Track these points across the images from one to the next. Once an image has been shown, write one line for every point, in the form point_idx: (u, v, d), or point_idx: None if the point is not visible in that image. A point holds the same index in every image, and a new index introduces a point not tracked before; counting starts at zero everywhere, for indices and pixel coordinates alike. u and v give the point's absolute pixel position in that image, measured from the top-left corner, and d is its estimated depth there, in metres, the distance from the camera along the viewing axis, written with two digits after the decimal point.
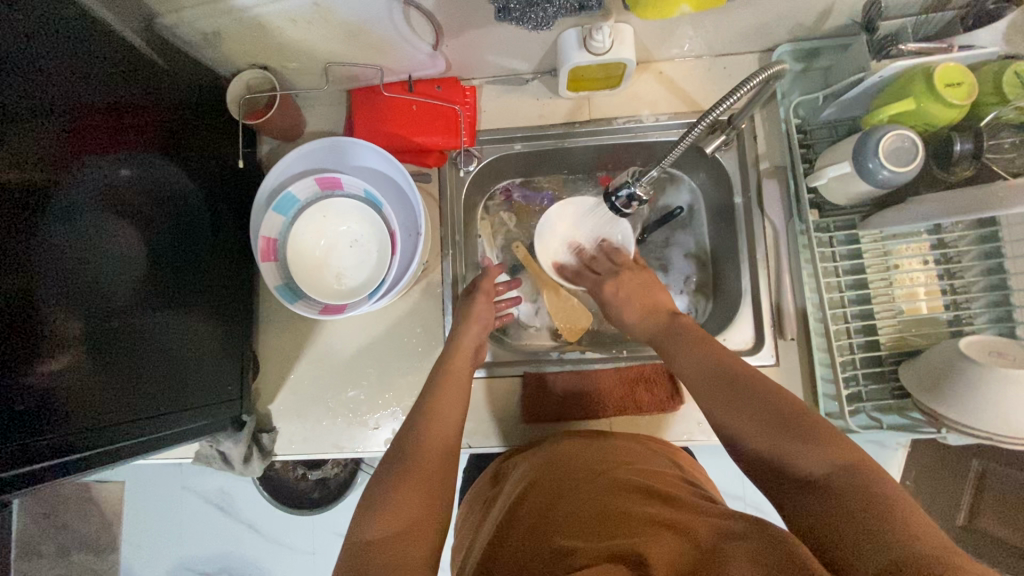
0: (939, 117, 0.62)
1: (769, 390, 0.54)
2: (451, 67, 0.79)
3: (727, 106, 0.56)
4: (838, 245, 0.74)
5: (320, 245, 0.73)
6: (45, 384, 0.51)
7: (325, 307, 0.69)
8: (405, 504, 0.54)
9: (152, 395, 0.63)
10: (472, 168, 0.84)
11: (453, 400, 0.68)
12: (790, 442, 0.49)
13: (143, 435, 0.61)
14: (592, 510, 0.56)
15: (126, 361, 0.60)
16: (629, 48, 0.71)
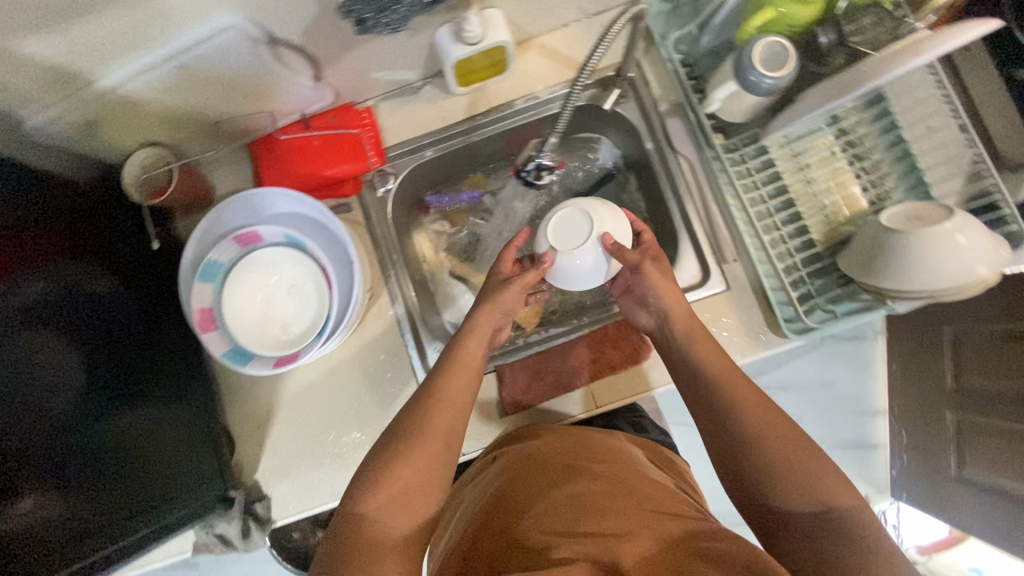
0: (798, 16, 0.65)
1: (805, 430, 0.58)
2: (340, 94, 0.79)
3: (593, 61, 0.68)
4: (750, 160, 0.76)
5: (258, 301, 0.71)
6: None
7: (278, 359, 0.68)
8: (377, 498, 0.58)
9: (99, 511, 0.61)
10: (391, 186, 0.85)
11: (458, 398, 0.65)
12: (831, 491, 0.53)
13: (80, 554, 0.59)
14: (564, 510, 0.60)
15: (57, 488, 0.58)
16: (503, 30, 0.72)
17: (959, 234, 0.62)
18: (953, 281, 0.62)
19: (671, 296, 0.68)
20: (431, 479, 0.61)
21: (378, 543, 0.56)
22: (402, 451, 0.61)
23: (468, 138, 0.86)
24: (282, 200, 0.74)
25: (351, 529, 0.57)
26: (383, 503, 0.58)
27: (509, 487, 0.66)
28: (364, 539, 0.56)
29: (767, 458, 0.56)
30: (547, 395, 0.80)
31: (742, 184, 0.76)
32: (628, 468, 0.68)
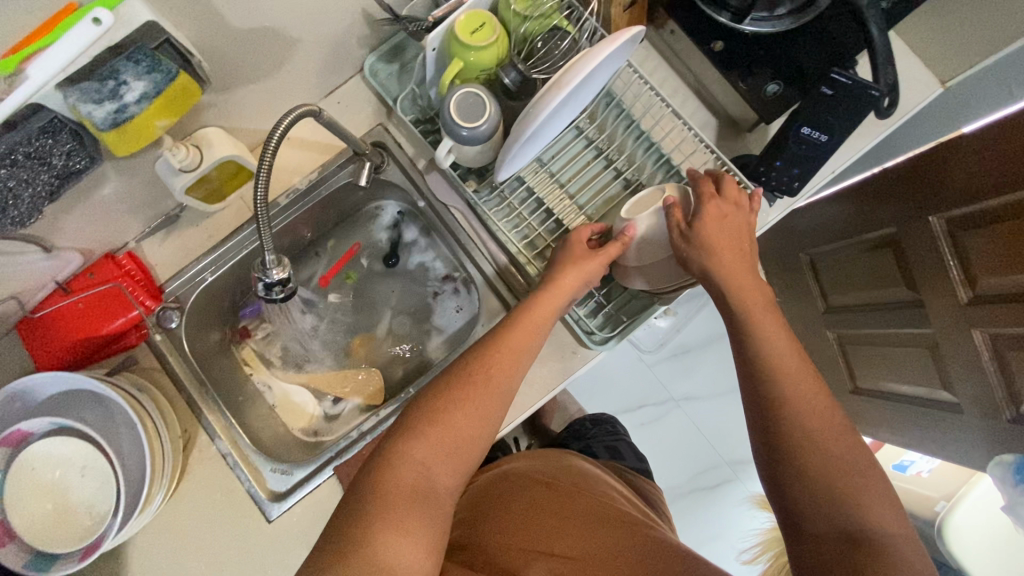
0: (488, 61, 0.66)
1: (826, 400, 0.58)
2: (90, 250, 0.76)
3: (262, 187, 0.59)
4: (509, 195, 0.78)
5: (47, 496, 0.67)
6: None
7: (82, 551, 0.64)
8: (422, 450, 0.57)
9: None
10: (181, 319, 0.82)
11: (491, 405, 0.61)
12: (841, 461, 0.55)
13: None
14: (563, 531, 0.68)
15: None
16: (224, 145, 0.71)
17: None
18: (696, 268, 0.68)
19: (724, 249, 0.62)
20: (471, 455, 0.60)
21: (411, 481, 0.55)
22: (463, 393, 0.60)
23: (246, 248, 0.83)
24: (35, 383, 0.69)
25: (391, 481, 0.55)
26: (429, 448, 0.57)
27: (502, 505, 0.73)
28: (402, 483, 0.55)
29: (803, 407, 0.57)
30: None
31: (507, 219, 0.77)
32: (603, 493, 0.78)
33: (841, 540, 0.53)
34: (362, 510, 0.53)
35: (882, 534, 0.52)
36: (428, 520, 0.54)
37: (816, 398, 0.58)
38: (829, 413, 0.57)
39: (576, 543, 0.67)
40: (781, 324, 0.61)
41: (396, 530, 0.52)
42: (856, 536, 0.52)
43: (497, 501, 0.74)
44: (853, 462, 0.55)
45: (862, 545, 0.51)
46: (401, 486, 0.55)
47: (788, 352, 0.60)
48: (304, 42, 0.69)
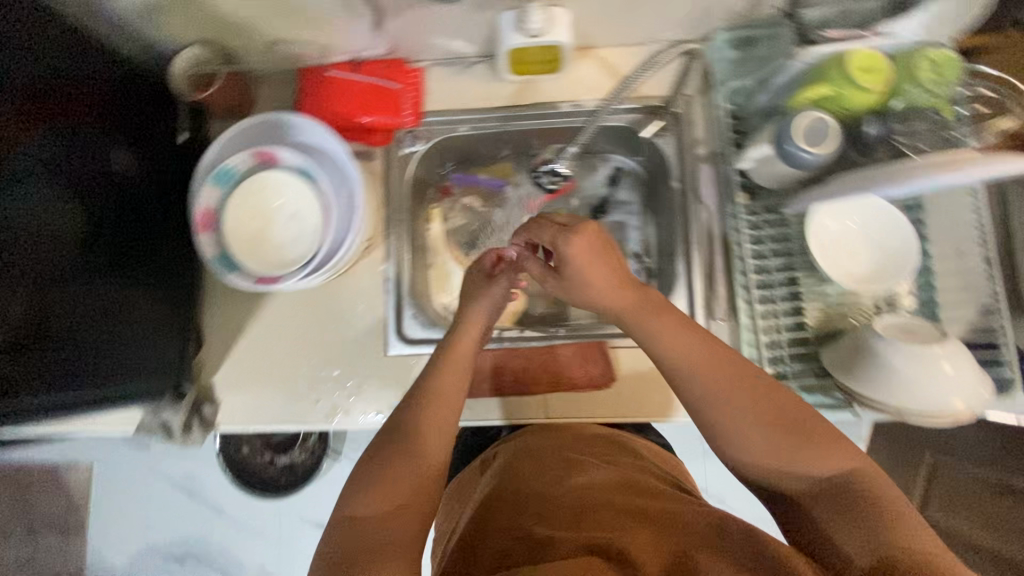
0: (855, 102, 0.65)
1: (765, 390, 0.56)
2: (396, 48, 0.81)
3: (624, 90, 0.75)
4: (767, 228, 0.75)
5: (257, 217, 0.74)
6: None
7: (259, 278, 0.70)
8: (396, 451, 0.60)
9: (83, 357, 0.63)
10: (418, 149, 0.86)
11: (442, 414, 0.64)
12: (799, 458, 0.54)
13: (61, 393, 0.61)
14: (565, 513, 0.59)
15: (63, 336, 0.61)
16: (565, 31, 0.73)
17: (945, 361, 0.61)
18: (926, 405, 0.62)
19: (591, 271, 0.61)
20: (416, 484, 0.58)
21: (374, 542, 0.52)
22: (375, 460, 0.60)
23: (504, 126, 0.85)
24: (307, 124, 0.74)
25: (358, 524, 0.54)
26: (365, 504, 0.55)
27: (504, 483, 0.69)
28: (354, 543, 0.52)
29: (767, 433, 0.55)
30: (502, 391, 0.79)
31: (750, 248, 0.75)
32: (612, 456, 0.72)
33: (840, 513, 0.50)
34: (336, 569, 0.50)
35: (868, 481, 0.52)
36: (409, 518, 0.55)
37: (773, 416, 0.55)
38: (799, 436, 0.54)
39: (586, 511, 0.59)
40: (707, 345, 0.59)
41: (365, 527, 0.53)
42: (846, 513, 0.50)
43: (494, 496, 0.67)
44: (838, 478, 0.52)
45: (875, 507, 0.49)
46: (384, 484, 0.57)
47: (673, 361, 0.59)
48: None
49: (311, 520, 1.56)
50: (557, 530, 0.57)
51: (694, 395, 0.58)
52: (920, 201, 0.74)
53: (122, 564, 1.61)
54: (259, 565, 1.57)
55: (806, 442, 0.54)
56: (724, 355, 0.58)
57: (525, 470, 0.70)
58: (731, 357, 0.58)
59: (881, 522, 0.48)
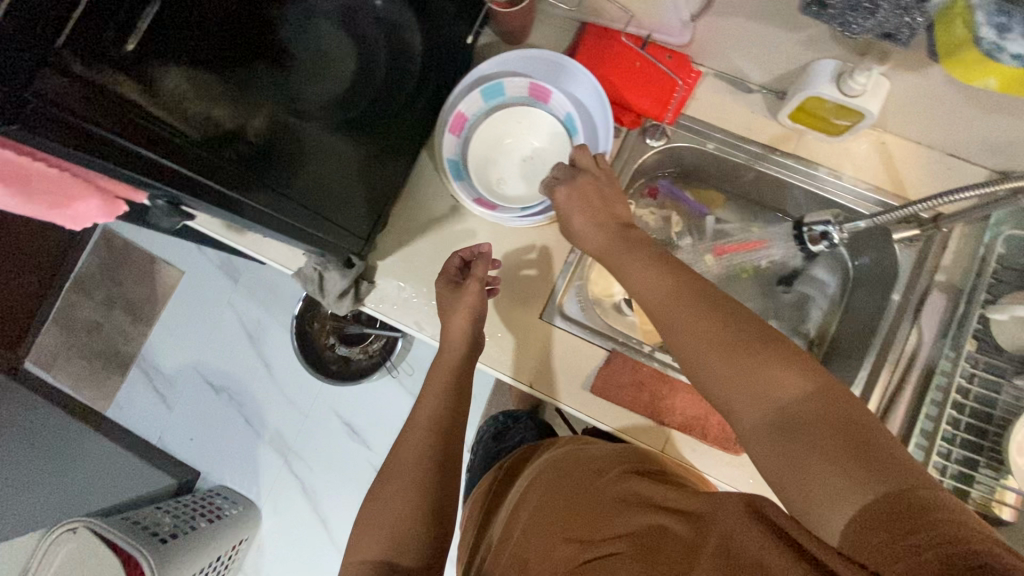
0: None
1: (735, 360, 0.50)
2: (692, 45, 0.79)
3: (951, 199, 0.63)
4: (977, 384, 0.70)
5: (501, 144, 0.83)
6: (234, 129, 0.55)
7: (480, 199, 0.80)
8: (400, 476, 0.66)
9: (303, 180, 0.65)
10: (656, 145, 0.84)
11: (439, 417, 0.70)
12: (757, 376, 0.48)
13: (289, 208, 0.62)
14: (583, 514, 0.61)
15: (294, 144, 0.63)
16: (877, 103, 0.68)
17: None
18: None
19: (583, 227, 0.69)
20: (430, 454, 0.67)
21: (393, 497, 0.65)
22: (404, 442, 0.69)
23: (750, 162, 0.82)
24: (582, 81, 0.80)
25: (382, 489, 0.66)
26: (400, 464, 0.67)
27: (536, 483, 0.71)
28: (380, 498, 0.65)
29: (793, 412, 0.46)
30: (631, 406, 0.78)
31: (952, 396, 0.70)
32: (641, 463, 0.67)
33: (843, 451, 0.42)
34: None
35: (848, 404, 0.45)
36: (414, 534, 0.63)
37: (733, 340, 0.50)
38: (740, 349, 0.50)
39: (608, 519, 0.58)
40: (719, 326, 0.52)
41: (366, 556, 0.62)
42: (862, 444, 0.42)
43: (518, 500, 0.70)
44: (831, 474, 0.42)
45: (864, 426, 0.43)
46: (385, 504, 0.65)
47: (692, 362, 0.52)
48: None
49: (342, 416, 1.61)
50: (580, 533, 0.59)
51: (716, 387, 0.50)
52: None
53: (168, 370, 1.71)
54: (279, 430, 1.63)
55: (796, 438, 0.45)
56: (716, 324, 0.52)
57: (549, 477, 0.70)
58: (737, 337, 0.50)
59: (904, 478, 0.40)
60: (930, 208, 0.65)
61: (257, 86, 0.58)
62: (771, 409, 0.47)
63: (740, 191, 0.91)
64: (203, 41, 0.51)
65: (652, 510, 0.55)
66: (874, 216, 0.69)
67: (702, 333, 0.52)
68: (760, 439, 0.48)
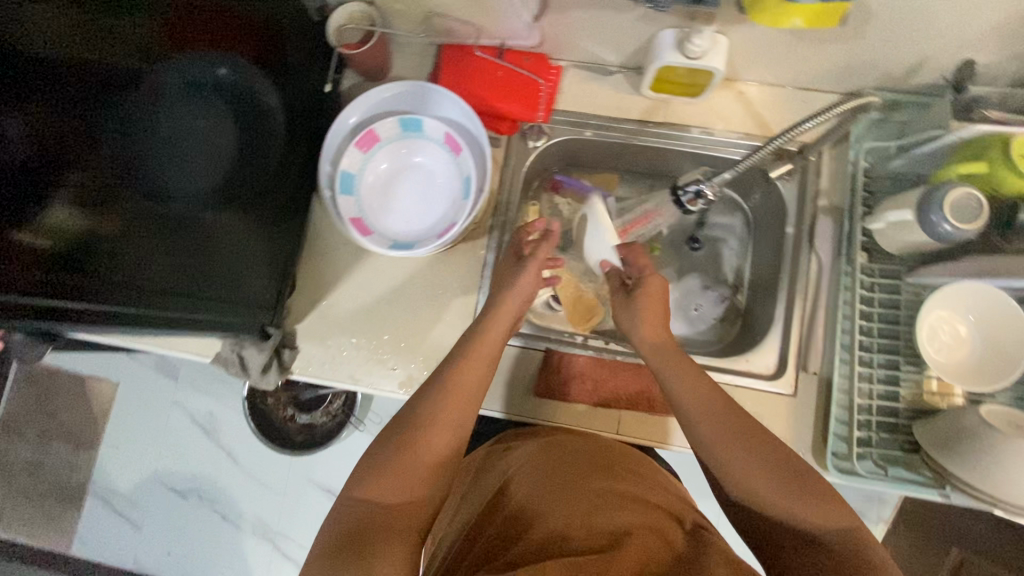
0: (1009, 187, 0.64)
1: (777, 461, 0.59)
2: (544, 42, 0.81)
3: (799, 130, 0.67)
4: (879, 292, 0.75)
5: (388, 164, 0.75)
6: (82, 249, 0.56)
7: (355, 219, 0.73)
8: (404, 468, 0.60)
9: (173, 269, 0.64)
10: (539, 144, 0.87)
11: (457, 422, 0.63)
12: (796, 504, 0.57)
13: (144, 297, 0.61)
14: (578, 507, 0.61)
15: (160, 236, 0.63)
16: (721, 58, 0.72)
17: None
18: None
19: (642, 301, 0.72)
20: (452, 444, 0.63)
21: (394, 487, 0.58)
22: (417, 424, 0.62)
23: (629, 139, 0.86)
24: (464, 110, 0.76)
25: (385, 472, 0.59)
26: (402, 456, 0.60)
27: (516, 471, 0.69)
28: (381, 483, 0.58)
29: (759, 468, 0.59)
30: (579, 398, 0.80)
31: (860, 309, 0.74)
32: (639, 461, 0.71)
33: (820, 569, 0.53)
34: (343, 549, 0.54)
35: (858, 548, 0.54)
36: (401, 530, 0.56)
37: (767, 467, 0.59)
38: (788, 480, 0.58)
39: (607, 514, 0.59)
40: (748, 447, 0.60)
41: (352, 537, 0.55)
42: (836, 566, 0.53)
43: (501, 495, 0.67)
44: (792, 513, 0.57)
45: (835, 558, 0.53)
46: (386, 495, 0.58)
47: (696, 425, 0.63)
48: (865, 41, 0.69)
49: (320, 484, 1.55)
50: (571, 529, 0.58)
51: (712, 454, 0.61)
52: None
53: (125, 490, 1.60)
54: (259, 516, 1.56)
55: (788, 505, 0.57)
56: (758, 439, 0.61)
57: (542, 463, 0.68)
58: (781, 461, 0.59)
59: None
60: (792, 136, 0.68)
61: (117, 204, 0.60)
62: (750, 466, 0.59)
63: (631, 167, 0.94)
64: (29, 188, 0.51)
65: (647, 513, 0.61)
66: (738, 166, 0.71)
67: (730, 449, 0.60)
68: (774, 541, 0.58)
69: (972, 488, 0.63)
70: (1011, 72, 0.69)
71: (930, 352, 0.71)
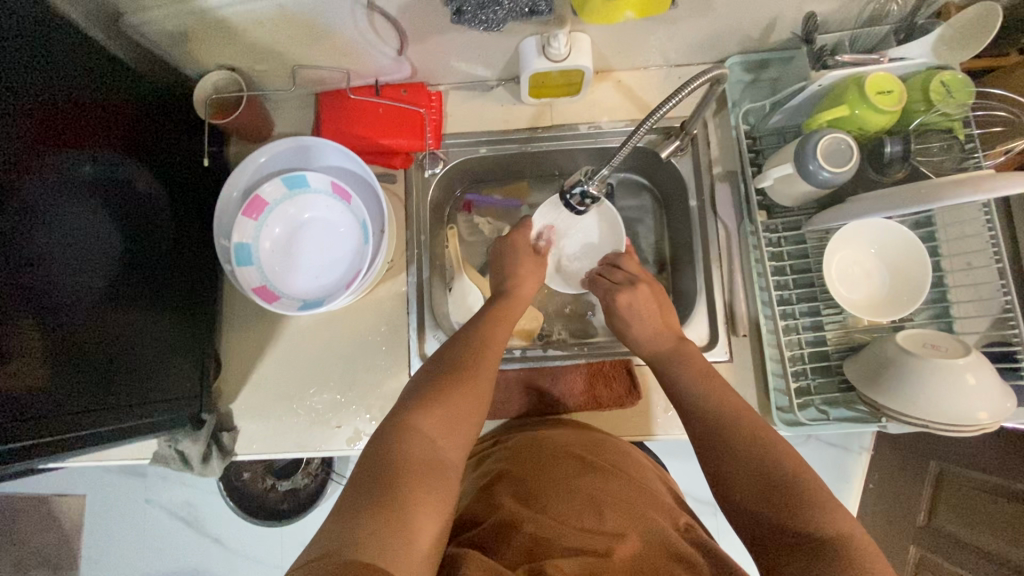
0: (873, 123, 0.67)
1: (759, 454, 0.54)
2: (417, 73, 0.82)
3: (664, 111, 0.61)
4: (786, 245, 0.77)
5: (282, 227, 0.75)
6: (11, 389, 0.52)
7: (260, 288, 0.73)
8: (432, 436, 0.55)
9: (87, 389, 0.60)
10: (438, 171, 0.87)
11: (479, 407, 0.60)
12: (793, 505, 0.50)
13: (64, 426, 0.57)
14: (574, 509, 0.60)
15: (65, 358, 0.58)
16: (586, 56, 0.73)
17: (968, 373, 0.62)
18: (953, 417, 0.62)
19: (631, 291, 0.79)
20: (470, 435, 0.59)
21: (421, 459, 0.53)
22: (442, 400, 0.58)
23: (524, 147, 0.87)
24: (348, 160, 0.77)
25: (412, 444, 0.53)
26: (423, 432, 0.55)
27: (511, 467, 0.68)
28: (411, 456, 0.52)
29: (748, 465, 0.54)
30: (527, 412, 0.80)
31: (771, 265, 0.76)
32: (627, 461, 0.70)
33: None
34: (376, 486, 0.49)
35: (854, 548, 0.48)
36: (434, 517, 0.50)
37: (760, 471, 0.53)
38: (777, 484, 0.52)
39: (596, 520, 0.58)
40: (747, 441, 0.56)
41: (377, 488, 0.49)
42: (831, 571, 0.46)
43: (495, 486, 0.65)
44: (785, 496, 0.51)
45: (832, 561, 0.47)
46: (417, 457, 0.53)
47: (691, 401, 0.63)
48: (714, 13, 0.71)
49: None
50: (567, 528, 0.58)
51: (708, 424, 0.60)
52: (932, 214, 0.76)
53: None
54: None
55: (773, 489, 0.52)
56: (748, 437, 0.57)
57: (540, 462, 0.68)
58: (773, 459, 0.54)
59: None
60: (658, 119, 0.61)
61: (37, 328, 0.55)
62: (738, 447, 0.56)
63: (536, 172, 0.94)
64: None
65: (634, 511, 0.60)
66: (611, 162, 0.66)
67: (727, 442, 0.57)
68: (763, 543, 0.51)
69: (906, 416, 0.65)
70: (853, 16, 0.72)
71: (841, 290, 0.74)
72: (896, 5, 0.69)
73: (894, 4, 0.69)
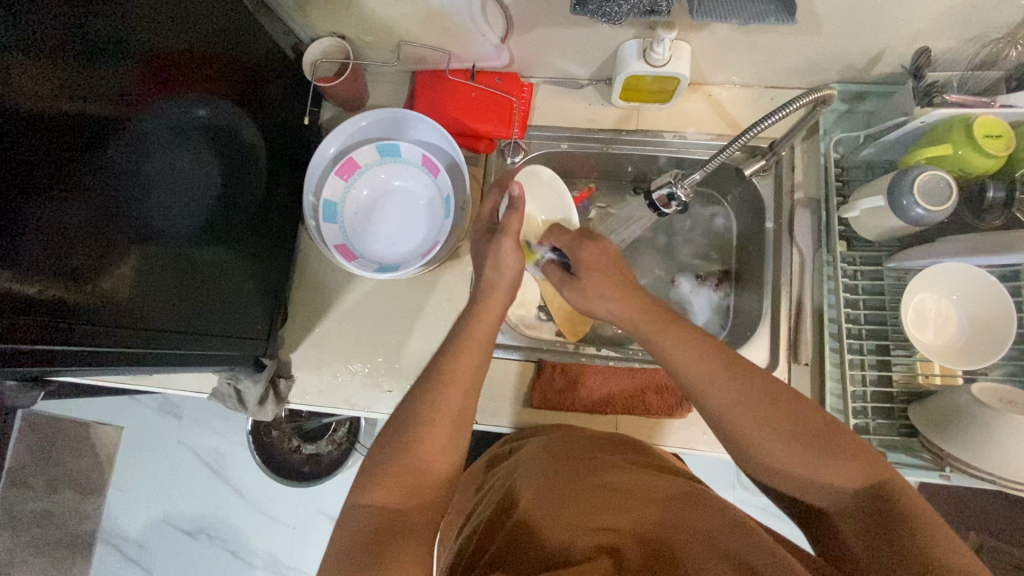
0: (976, 165, 0.66)
1: (784, 427, 0.51)
2: (514, 62, 0.84)
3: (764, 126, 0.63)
4: (862, 279, 0.76)
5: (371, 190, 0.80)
6: (101, 300, 0.53)
7: (340, 246, 0.77)
8: (420, 448, 0.56)
9: (167, 318, 0.62)
10: (518, 160, 0.88)
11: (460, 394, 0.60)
12: (823, 468, 0.49)
13: (158, 345, 0.60)
14: (587, 513, 0.58)
15: (151, 280, 0.59)
16: (685, 64, 0.74)
17: None
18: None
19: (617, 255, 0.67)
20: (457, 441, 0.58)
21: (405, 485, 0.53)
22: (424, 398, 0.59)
23: (605, 148, 0.88)
24: (432, 129, 0.80)
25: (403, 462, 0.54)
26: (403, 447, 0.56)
27: (533, 463, 0.68)
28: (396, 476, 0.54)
29: (773, 455, 0.51)
30: (574, 407, 0.80)
31: (845, 296, 0.75)
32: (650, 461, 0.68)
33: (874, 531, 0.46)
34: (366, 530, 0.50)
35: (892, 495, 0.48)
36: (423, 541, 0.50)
37: (761, 408, 0.52)
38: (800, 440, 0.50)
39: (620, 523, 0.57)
40: (752, 409, 0.52)
41: (393, 492, 0.52)
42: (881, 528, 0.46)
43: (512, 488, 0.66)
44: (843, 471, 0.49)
45: (888, 521, 0.46)
46: (420, 465, 0.55)
47: (702, 395, 0.55)
48: (821, 38, 0.71)
49: (329, 514, 1.51)
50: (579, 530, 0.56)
51: (709, 404, 0.55)
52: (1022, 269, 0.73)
53: (134, 534, 1.57)
54: (270, 553, 1.52)
55: (805, 468, 0.50)
56: (768, 415, 0.52)
57: (534, 465, 0.67)
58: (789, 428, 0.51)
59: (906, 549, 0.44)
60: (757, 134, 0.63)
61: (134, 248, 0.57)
62: (748, 430, 0.52)
63: (610, 174, 0.95)
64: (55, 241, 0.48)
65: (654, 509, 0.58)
66: (703, 168, 0.69)
67: (754, 423, 0.52)
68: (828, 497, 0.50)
69: (974, 469, 0.63)
70: (967, 57, 0.71)
71: (917, 332, 0.72)
72: (1015, 49, 0.68)
73: (1014, 49, 0.68)
